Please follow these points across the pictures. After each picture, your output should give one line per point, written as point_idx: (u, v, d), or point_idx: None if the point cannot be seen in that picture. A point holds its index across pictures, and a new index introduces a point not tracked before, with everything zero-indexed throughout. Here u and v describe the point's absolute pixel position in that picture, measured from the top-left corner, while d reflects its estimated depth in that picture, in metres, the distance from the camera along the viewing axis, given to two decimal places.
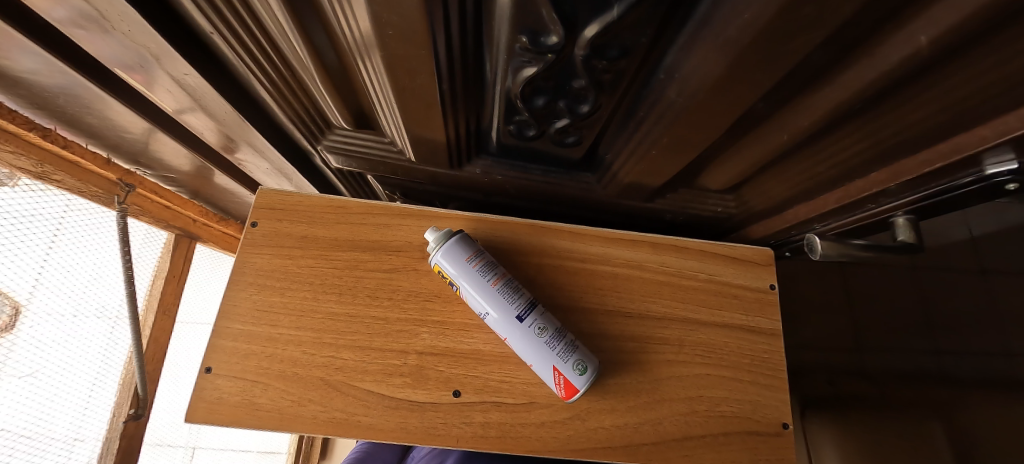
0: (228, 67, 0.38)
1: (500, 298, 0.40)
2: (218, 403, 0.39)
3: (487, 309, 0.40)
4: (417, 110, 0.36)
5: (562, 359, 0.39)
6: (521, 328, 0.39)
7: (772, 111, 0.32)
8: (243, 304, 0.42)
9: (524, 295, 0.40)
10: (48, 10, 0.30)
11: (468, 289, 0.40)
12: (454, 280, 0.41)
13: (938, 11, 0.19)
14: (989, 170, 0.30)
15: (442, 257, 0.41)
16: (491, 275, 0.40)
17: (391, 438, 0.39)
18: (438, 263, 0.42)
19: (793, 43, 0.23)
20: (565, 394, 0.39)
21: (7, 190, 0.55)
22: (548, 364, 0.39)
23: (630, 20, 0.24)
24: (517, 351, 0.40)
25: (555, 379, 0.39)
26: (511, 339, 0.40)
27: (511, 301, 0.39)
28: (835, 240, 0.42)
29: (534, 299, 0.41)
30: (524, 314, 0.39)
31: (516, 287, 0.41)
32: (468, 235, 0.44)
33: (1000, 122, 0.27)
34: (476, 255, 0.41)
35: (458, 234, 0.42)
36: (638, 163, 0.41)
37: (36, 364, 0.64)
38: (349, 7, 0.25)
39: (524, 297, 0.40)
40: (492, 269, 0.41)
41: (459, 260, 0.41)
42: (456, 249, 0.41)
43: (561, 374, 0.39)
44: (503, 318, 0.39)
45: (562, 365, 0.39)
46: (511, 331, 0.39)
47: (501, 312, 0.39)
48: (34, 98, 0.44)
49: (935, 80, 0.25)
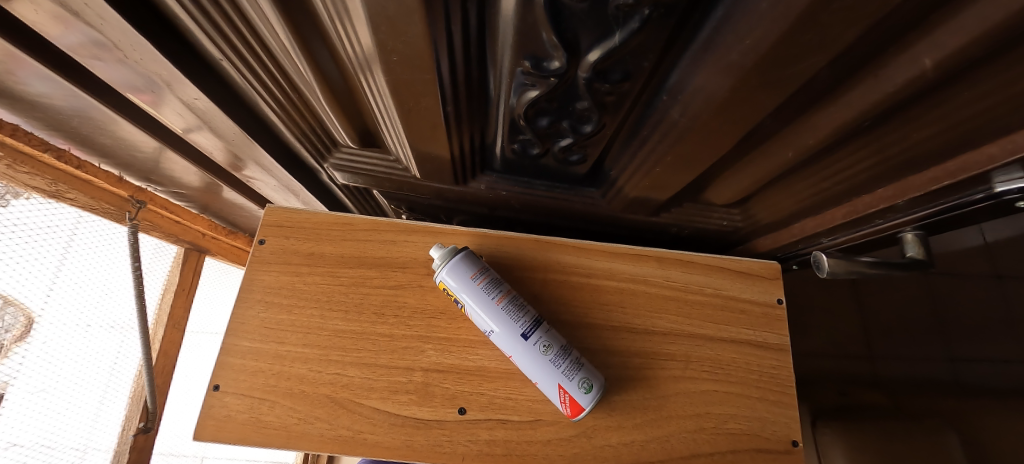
0: (238, 90, 0.38)
1: (504, 316, 0.39)
2: (226, 422, 0.39)
3: (491, 326, 0.40)
4: (423, 129, 0.37)
5: (568, 377, 0.39)
6: (525, 346, 0.39)
7: (777, 129, 0.32)
8: (251, 322, 0.42)
9: (529, 312, 0.40)
10: (61, 37, 0.31)
11: (471, 308, 0.40)
12: (458, 299, 0.41)
13: (942, 35, 0.20)
14: (999, 187, 0.30)
15: (446, 274, 0.41)
16: (495, 293, 0.40)
17: (396, 455, 0.39)
18: (442, 282, 0.42)
19: (797, 67, 0.23)
20: (570, 413, 0.39)
21: (17, 206, 0.56)
22: (554, 382, 0.39)
23: (632, 46, 0.25)
24: (523, 369, 0.40)
25: (561, 397, 0.39)
26: (516, 356, 0.39)
27: (517, 319, 0.39)
28: (842, 256, 0.41)
29: (539, 317, 0.41)
30: (529, 331, 0.39)
31: (521, 305, 0.41)
32: (474, 252, 0.44)
33: (1008, 141, 0.27)
34: (482, 272, 0.41)
35: (463, 251, 0.42)
36: (642, 179, 0.41)
37: (49, 378, 0.66)
38: (354, 32, 0.26)
39: (529, 315, 0.40)
40: (498, 286, 0.41)
41: (461, 280, 0.41)
42: (459, 268, 0.41)
43: (567, 392, 0.39)
44: (506, 335, 0.39)
45: (567, 383, 0.39)
46: (516, 349, 0.39)
47: (507, 329, 0.39)
48: (49, 120, 0.45)
49: (943, 101, 0.25)
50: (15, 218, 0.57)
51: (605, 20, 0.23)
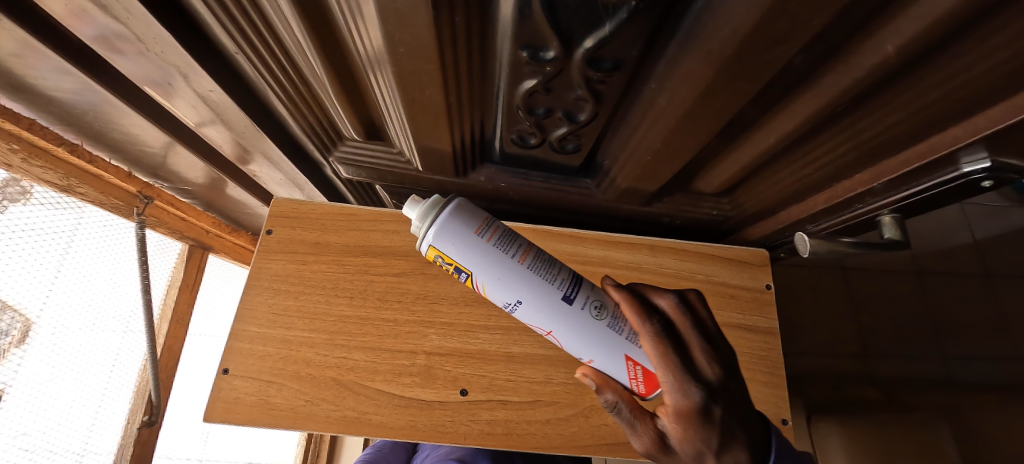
0: (250, 83, 0.40)
1: (536, 275, 0.37)
2: (235, 403, 0.40)
3: (523, 294, 0.36)
4: (425, 120, 0.39)
5: (634, 346, 0.36)
6: (572, 310, 0.37)
7: (759, 116, 0.34)
8: (259, 308, 0.43)
9: (563, 271, 0.38)
10: (84, 30, 0.33)
11: (484, 269, 0.37)
12: (462, 260, 0.37)
13: (902, 21, 0.22)
14: (965, 168, 0.32)
15: (438, 238, 0.37)
16: (515, 249, 0.37)
17: (400, 435, 0.41)
18: (436, 245, 0.38)
19: (772, 54, 0.25)
20: (645, 389, 0.36)
21: (18, 209, 0.58)
22: (620, 352, 0.36)
23: (621, 35, 0.27)
24: (567, 341, 0.37)
25: (633, 371, 0.36)
26: (559, 325, 0.37)
27: (553, 280, 0.37)
28: (824, 238, 0.43)
29: (574, 275, 0.38)
30: (571, 295, 0.37)
31: (549, 262, 0.38)
32: (459, 200, 0.39)
33: (970, 123, 0.29)
34: (485, 229, 0.37)
35: (451, 208, 0.38)
36: (633, 168, 0.43)
37: (54, 372, 0.67)
38: (364, 25, 0.28)
39: (565, 274, 0.38)
40: (515, 243, 0.38)
41: (466, 236, 0.37)
42: (456, 219, 0.37)
43: (638, 364, 0.36)
44: (546, 300, 0.37)
45: (633, 352, 0.36)
46: (559, 314, 0.37)
47: (545, 295, 0.37)
48: (63, 114, 0.47)
49: (908, 85, 0.27)
50: (14, 222, 0.58)
51: (597, 12, 0.25)
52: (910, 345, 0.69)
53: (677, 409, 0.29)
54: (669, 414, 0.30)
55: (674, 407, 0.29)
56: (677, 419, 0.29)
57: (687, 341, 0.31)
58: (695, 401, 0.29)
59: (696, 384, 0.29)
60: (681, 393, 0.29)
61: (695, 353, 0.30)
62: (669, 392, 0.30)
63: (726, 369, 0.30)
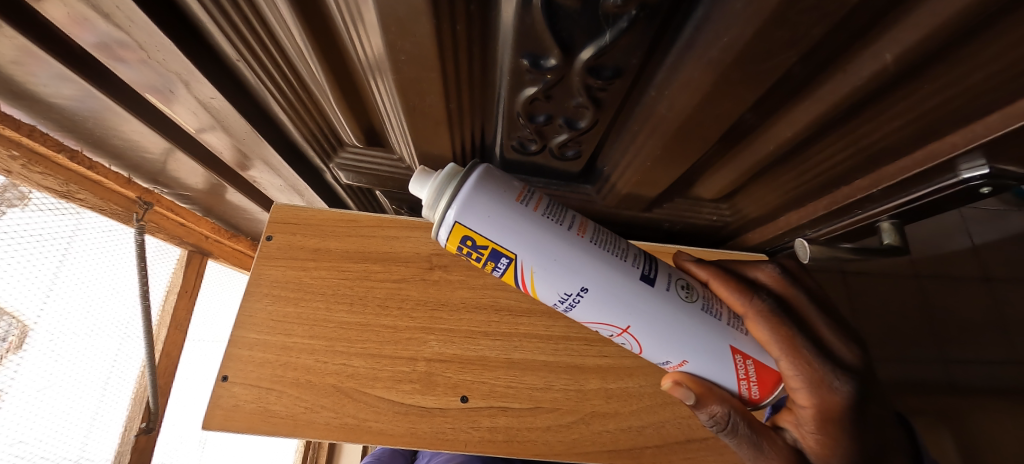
0: (251, 90, 0.40)
1: (604, 252, 0.36)
2: (234, 411, 0.40)
3: (594, 274, 0.36)
4: (426, 128, 0.39)
5: (739, 336, 0.37)
6: (655, 293, 0.37)
7: (758, 124, 0.34)
8: (258, 315, 0.43)
9: (632, 249, 0.38)
10: (86, 38, 0.33)
11: (531, 236, 0.35)
12: (501, 225, 0.35)
13: (902, 29, 0.22)
14: (964, 174, 0.32)
15: (464, 215, 0.35)
16: (567, 221, 0.37)
17: (400, 442, 0.41)
18: (464, 222, 0.35)
19: (771, 63, 0.26)
20: (760, 383, 0.37)
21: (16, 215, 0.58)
22: (726, 343, 0.37)
23: (621, 44, 0.27)
24: (651, 328, 0.37)
25: (746, 365, 0.37)
26: (644, 310, 0.36)
27: (628, 259, 0.37)
28: (823, 244, 0.43)
29: (647, 255, 0.39)
30: (651, 275, 0.37)
31: (604, 235, 0.38)
32: (482, 167, 0.36)
33: (969, 130, 0.29)
34: (524, 201, 0.36)
35: (477, 182, 0.35)
36: (633, 174, 0.43)
37: (49, 378, 0.66)
38: (367, 34, 0.28)
39: (635, 253, 0.38)
40: (563, 215, 0.37)
41: (508, 198, 0.35)
42: (492, 181, 0.36)
43: (749, 357, 0.37)
44: (626, 284, 0.36)
45: (738, 343, 0.37)
46: (644, 296, 0.36)
47: (629, 275, 0.36)
48: (64, 121, 0.47)
49: (906, 93, 0.27)
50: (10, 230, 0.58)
51: (597, 20, 0.25)
52: (908, 351, 0.69)
53: (824, 398, 0.34)
54: (808, 412, 0.35)
55: (815, 404, 0.34)
56: (817, 418, 0.34)
57: (818, 331, 0.37)
58: (849, 397, 0.34)
59: (843, 378, 0.34)
60: (830, 389, 0.34)
61: (832, 341, 0.36)
62: (799, 387, 0.35)
63: (853, 352, 0.36)
